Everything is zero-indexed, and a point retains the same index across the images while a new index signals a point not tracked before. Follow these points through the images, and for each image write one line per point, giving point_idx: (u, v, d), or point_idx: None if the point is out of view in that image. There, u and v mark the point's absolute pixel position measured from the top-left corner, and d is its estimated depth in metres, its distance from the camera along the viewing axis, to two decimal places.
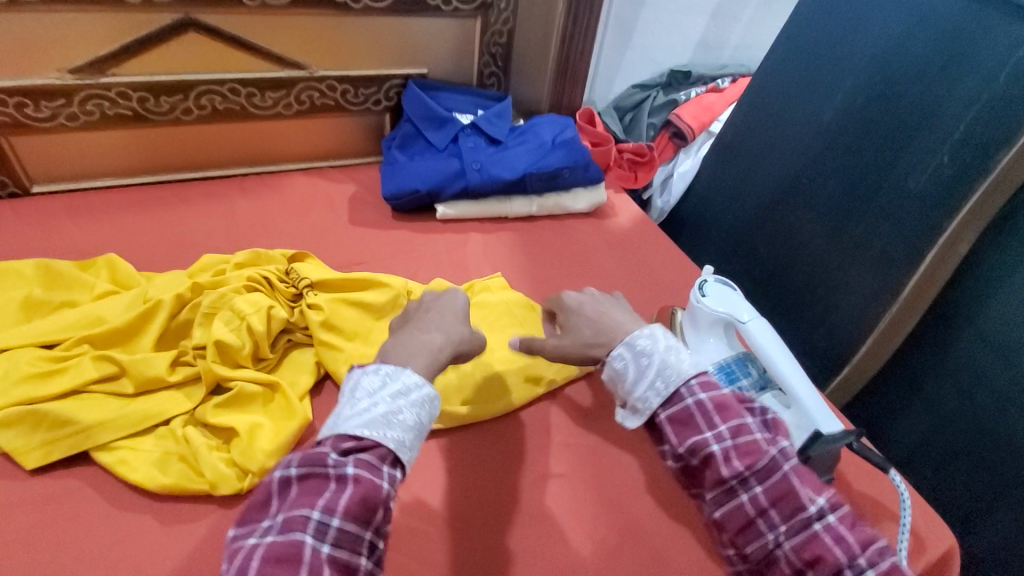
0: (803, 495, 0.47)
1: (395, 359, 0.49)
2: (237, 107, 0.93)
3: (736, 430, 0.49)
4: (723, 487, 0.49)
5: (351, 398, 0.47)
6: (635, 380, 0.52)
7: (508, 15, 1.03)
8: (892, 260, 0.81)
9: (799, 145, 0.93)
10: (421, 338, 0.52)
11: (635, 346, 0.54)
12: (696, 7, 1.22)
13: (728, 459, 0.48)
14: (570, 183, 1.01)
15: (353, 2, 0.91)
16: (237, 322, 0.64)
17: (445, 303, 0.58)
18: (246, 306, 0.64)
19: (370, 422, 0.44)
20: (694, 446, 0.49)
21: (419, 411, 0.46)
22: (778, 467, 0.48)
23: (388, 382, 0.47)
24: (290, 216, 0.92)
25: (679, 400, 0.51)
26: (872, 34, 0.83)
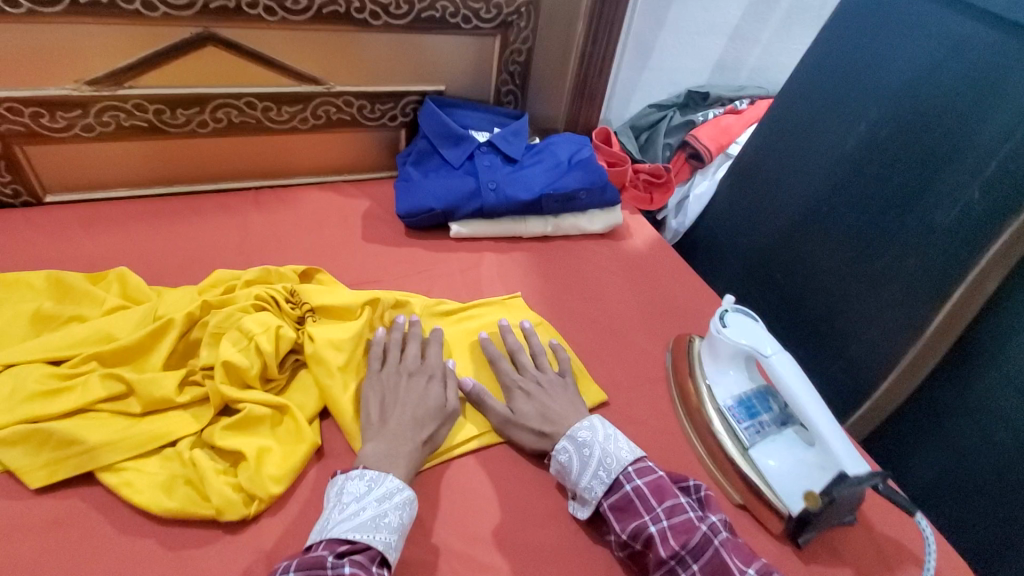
0: (733, 566, 0.51)
1: (377, 465, 0.56)
2: (253, 120, 0.93)
3: (671, 511, 0.55)
4: (664, 568, 0.53)
5: (338, 502, 0.53)
6: (578, 472, 0.60)
7: (528, 33, 1.02)
8: (917, 295, 0.79)
9: (822, 172, 0.92)
10: (399, 445, 0.58)
11: (576, 439, 0.61)
12: (715, 28, 1.21)
13: (665, 539, 0.53)
14: (587, 205, 1.00)
15: (373, 19, 0.91)
16: (246, 343, 0.63)
17: (418, 399, 0.63)
18: (254, 326, 0.63)
19: (360, 525, 0.51)
20: (634, 530, 0.55)
21: (401, 512, 0.53)
22: (709, 542, 0.53)
23: (373, 487, 0.54)
24: (302, 231, 0.91)
25: (619, 487, 0.58)
26: (901, 63, 0.81)
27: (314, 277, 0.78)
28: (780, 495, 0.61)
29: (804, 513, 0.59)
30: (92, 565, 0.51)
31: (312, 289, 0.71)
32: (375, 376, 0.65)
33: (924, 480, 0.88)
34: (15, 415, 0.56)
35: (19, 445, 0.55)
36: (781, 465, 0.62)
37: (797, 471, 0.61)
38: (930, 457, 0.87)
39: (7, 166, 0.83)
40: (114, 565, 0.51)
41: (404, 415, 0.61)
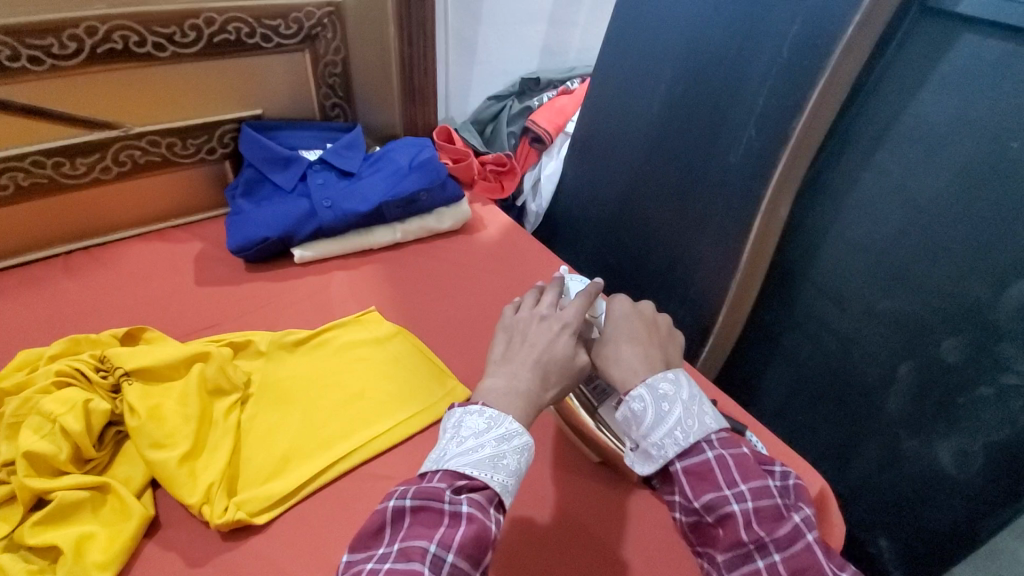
0: (829, 569, 0.45)
1: (498, 405, 0.49)
2: (46, 180, 0.84)
3: (758, 492, 0.47)
4: (739, 551, 0.46)
5: (457, 435, 0.48)
6: (652, 425, 0.51)
7: (338, 44, 1.01)
8: (731, 230, 0.86)
9: (639, 135, 0.98)
10: (504, 386, 0.51)
11: (656, 390, 0.52)
12: (533, 15, 1.25)
13: (749, 524, 0.46)
14: (431, 205, 1.00)
15: (157, 51, 0.85)
16: (48, 427, 0.57)
17: (546, 341, 0.54)
18: (56, 407, 0.57)
19: (477, 463, 0.46)
20: (712, 504, 0.48)
21: (521, 457, 0.47)
22: (802, 535, 0.46)
23: (493, 426, 0.48)
24: (125, 289, 0.84)
25: (700, 451, 0.50)
26: (679, 22, 0.88)
27: (141, 336, 0.71)
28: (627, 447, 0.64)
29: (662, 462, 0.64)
30: None
31: (127, 351, 0.65)
32: (511, 322, 0.58)
33: (777, 397, 0.97)
34: None
35: None
36: None
37: None
38: (777, 375, 0.96)
39: None
40: None
41: (531, 353, 0.53)
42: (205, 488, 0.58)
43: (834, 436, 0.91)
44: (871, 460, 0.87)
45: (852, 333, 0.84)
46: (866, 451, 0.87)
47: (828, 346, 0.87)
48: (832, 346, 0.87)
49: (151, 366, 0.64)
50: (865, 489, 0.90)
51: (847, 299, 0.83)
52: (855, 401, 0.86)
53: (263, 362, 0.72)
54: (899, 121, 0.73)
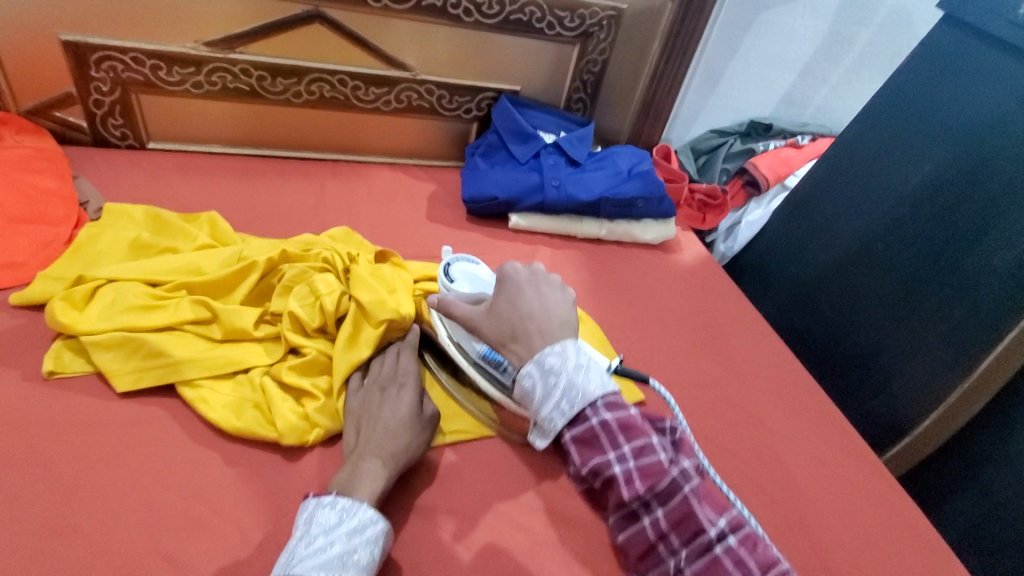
0: (701, 518, 0.52)
1: (349, 488, 0.52)
2: (342, 97, 1.00)
3: (638, 451, 0.54)
4: (626, 509, 0.56)
5: (306, 534, 0.48)
6: (541, 401, 0.57)
7: (605, 45, 1.08)
8: (968, 336, 0.80)
9: (880, 208, 0.93)
10: (366, 463, 0.55)
11: (543, 364, 0.57)
12: (786, 63, 1.25)
13: (629, 481, 0.54)
14: (642, 213, 1.03)
15: (465, 16, 0.97)
16: (312, 299, 0.67)
17: (390, 416, 0.59)
18: (322, 287, 0.67)
19: (327, 563, 0.46)
20: (596, 467, 0.55)
21: (373, 550, 0.49)
22: (679, 489, 0.53)
23: (345, 519, 0.49)
24: (373, 205, 0.96)
25: (584, 420, 0.56)
26: (970, 107, 0.83)
27: (387, 260, 0.79)
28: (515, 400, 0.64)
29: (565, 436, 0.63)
30: (166, 466, 0.55)
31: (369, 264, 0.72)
32: (358, 400, 0.61)
33: (956, 525, 0.87)
34: (113, 323, 0.61)
35: (111, 350, 0.60)
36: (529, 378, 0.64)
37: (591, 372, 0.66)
38: (961, 502, 0.86)
39: (120, 109, 0.91)
40: (182, 469, 0.55)
41: (376, 432, 0.57)
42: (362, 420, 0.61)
43: None
44: None
45: None
46: None
47: None
48: None
49: (364, 295, 0.65)
50: None
51: None
52: None
53: None
54: None
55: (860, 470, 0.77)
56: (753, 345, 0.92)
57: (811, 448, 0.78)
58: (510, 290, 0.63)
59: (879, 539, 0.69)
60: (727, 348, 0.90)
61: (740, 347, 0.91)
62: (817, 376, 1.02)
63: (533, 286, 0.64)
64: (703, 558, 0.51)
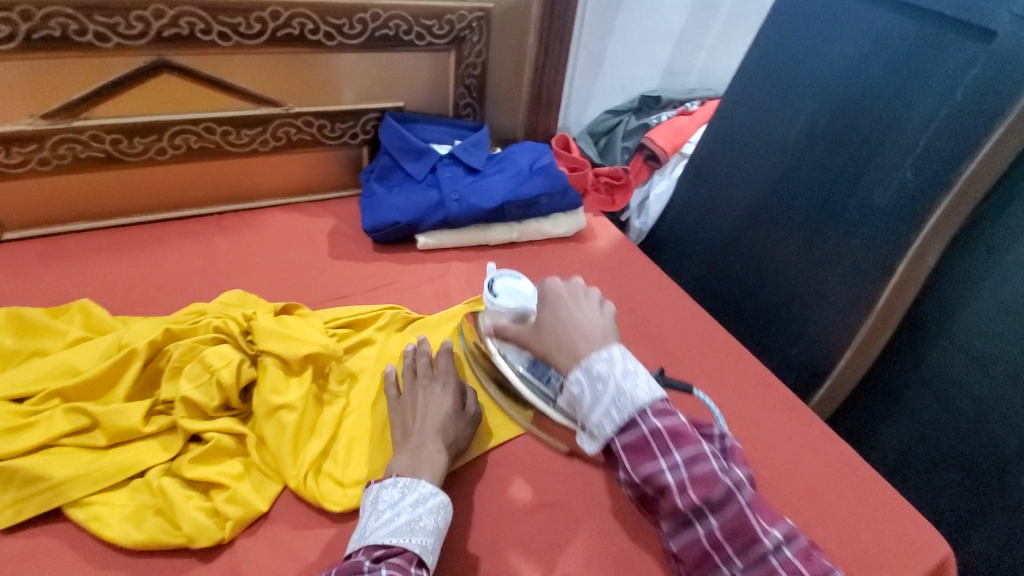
0: (757, 528, 0.50)
1: (407, 470, 0.55)
2: (213, 145, 0.93)
3: (692, 460, 0.52)
4: (678, 518, 0.52)
5: (374, 511, 0.52)
6: (591, 407, 0.56)
7: (481, 47, 1.06)
8: (864, 273, 0.84)
9: (768, 163, 0.96)
10: (422, 449, 0.58)
11: (592, 371, 0.57)
12: (661, 36, 1.27)
13: (683, 490, 0.52)
14: (549, 209, 1.02)
15: (327, 40, 0.93)
16: (206, 377, 0.62)
17: (435, 411, 0.62)
18: (215, 360, 0.62)
19: (396, 530, 0.50)
20: (649, 476, 0.53)
21: (437, 516, 0.53)
22: (732, 498, 0.51)
23: (406, 493, 0.53)
24: (268, 253, 0.91)
25: (635, 427, 0.54)
26: (833, 56, 0.86)
27: (293, 312, 0.75)
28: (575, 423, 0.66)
29: None
30: None
31: (270, 318, 0.68)
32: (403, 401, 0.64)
33: (889, 453, 0.92)
34: None
35: None
36: None
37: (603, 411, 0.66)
38: (891, 429, 0.91)
39: None
40: None
41: (425, 427, 0.60)
42: (308, 471, 0.59)
43: (953, 504, 0.85)
44: (994, 538, 0.81)
45: (994, 400, 0.78)
46: (993, 530, 0.81)
47: (960, 409, 0.82)
48: (965, 409, 0.82)
49: (278, 345, 0.65)
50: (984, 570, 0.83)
51: (990, 363, 0.78)
52: (974, 466, 0.81)
53: (385, 337, 0.76)
54: None
55: (795, 420, 0.79)
56: (678, 318, 0.93)
57: (747, 411, 0.79)
58: (552, 301, 0.65)
59: (826, 484, 0.71)
60: (653, 326, 0.91)
61: (665, 323, 0.92)
62: (741, 333, 1.05)
63: (573, 299, 0.66)
64: (757, 567, 0.49)
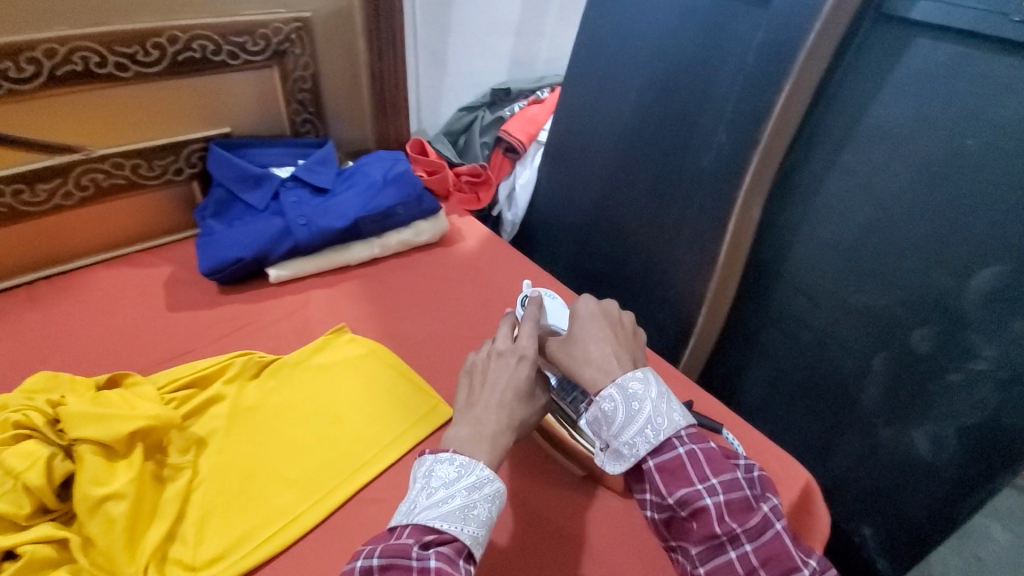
0: (795, 557, 0.48)
1: (468, 452, 0.52)
2: (4, 209, 0.80)
3: (728, 483, 0.50)
4: (712, 542, 0.50)
5: (426, 485, 0.50)
6: (623, 424, 0.53)
7: (306, 59, 0.99)
8: (706, 234, 0.89)
9: (610, 141, 0.99)
10: (480, 423, 0.54)
11: (626, 389, 0.54)
12: (499, 27, 1.27)
13: (722, 517, 0.49)
14: (407, 218, 0.99)
15: (120, 71, 0.82)
16: (7, 484, 0.53)
17: (507, 375, 0.58)
18: (16, 463, 0.53)
19: (448, 514, 0.48)
20: (685, 497, 0.51)
21: (490, 506, 0.49)
22: (770, 525, 0.50)
23: (464, 474, 0.50)
24: (90, 319, 0.80)
25: (670, 448, 0.53)
26: (646, 32, 0.90)
27: (124, 381, 0.66)
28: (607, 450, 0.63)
29: None
30: None
31: (87, 397, 0.59)
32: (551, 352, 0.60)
33: (758, 392, 1.00)
34: None
35: None
36: None
37: None
38: (756, 371, 1.00)
39: None
40: None
41: (493, 394, 0.56)
42: (149, 563, 0.54)
43: (815, 427, 0.94)
44: (850, 452, 0.91)
45: (830, 328, 0.87)
46: (850, 445, 0.90)
47: (806, 342, 0.91)
48: (809, 340, 0.90)
49: (95, 428, 0.56)
50: (847, 484, 0.93)
51: (820, 296, 0.87)
52: (824, 390, 0.91)
53: (236, 388, 0.70)
54: (863, 119, 0.77)
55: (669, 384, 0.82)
56: None
57: None
58: (584, 324, 0.61)
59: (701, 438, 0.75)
60: None
61: None
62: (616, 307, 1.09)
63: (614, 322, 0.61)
64: None
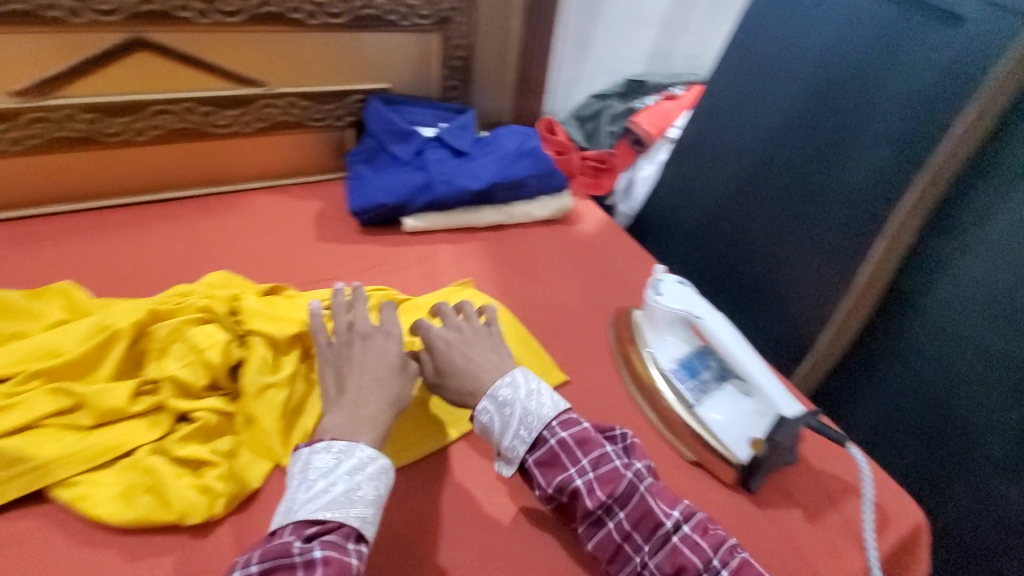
0: (660, 512, 0.55)
1: (347, 432, 0.54)
2: (193, 126, 0.91)
3: (598, 461, 0.57)
4: (592, 517, 0.56)
5: (304, 479, 0.51)
6: (502, 433, 0.59)
7: (467, 28, 1.04)
8: (843, 253, 0.86)
9: (749, 144, 0.97)
10: (355, 407, 0.56)
11: (497, 398, 0.60)
12: (647, 19, 1.27)
13: (593, 491, 0.56)
14: (536, 191, 1.03)
15: (309, 19, 0.91)
16: (193, 356, 0.61)
17: (372, 363, 0.60)
18: (202, 340, 0.61)
19: (333, 501, 0.49)
20: (561, 484, 0.57)
21: (377, 483, 0.52)
22: (636, 490, 0.57)
23: (343, 459, 0.52)
24: (252, 236, 0.90)
25: (545, 442, 0.58)
26: (810, 39, 0.88)
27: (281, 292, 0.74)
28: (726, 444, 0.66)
29: (752, 459, 0.64)
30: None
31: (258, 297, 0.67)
32: (438, 344, 0.64)
33: (864, 424, 0.97)
34: None
35: None
36: (725, 418, 0.66)
37: (741, 420, 0.65)
38: (866, 403, 0.96)
39: None
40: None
41: (358, 382, 0.58)
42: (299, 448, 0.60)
43: (924, 469, 0.90)
44: (960, 499, 0.87)
45: (961, 370, 0.83)
46: (960, 493, 0.87)
47: (930, 381, 0.87)
48: (935, 381, 0.87)
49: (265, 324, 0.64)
50: (953, 530, 0.90)
51: (958, 337, 0.83)
52: (942, 434, 0.87)
53: None
54: None
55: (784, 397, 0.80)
56: None
57: None
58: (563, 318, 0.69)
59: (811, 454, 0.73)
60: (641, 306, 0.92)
61: None
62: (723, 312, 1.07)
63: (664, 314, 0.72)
64: (664, 550, 0.54)
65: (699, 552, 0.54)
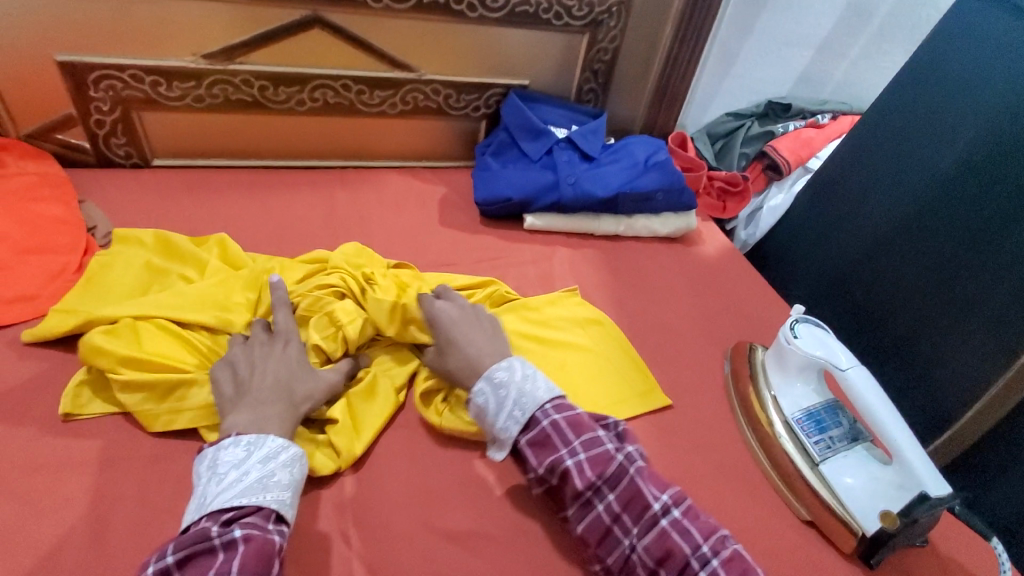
0: (647, 493, 0.53)
1: (255, 427, 0.53)
2: (347, 102, 0.97)
3: (587, 444, 0.55)
4: (580, 499, 0.54)
5: (213, 474, 0.50)
6: (495, 413, 0.58)
7: (616, 33, 1.04)
8: (1007, 325, 0.77)
9: (908, 190, 0.89)
10: (269, 407, 0.56)
11: (492, 379, 0.59)
12: (803, 40, 1.20)
13: (581, 471, 0.54)
14: (661, 207, 1.00)
15: (469, 11, 0.94)
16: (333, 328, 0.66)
17: (274, 366, 0.59)
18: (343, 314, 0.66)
19: (247, 488, 0.49)
20: (552, 464, 0.55)
21: (291, 469, 0.52)
22: (624, 472, 0.54)
23: (254, 450, 0.51)
24: (383, 212, 0.94)
25: (536, 424, 0.57)
26: (1002, 81, 0.77)
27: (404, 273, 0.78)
28: (852, 512, 0.61)
29: (879, 533, 0.59)
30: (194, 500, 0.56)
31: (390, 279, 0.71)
32: (443, 318, 0.66)
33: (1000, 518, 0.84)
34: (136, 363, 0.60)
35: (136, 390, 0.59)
36: (856, 483, 0.62)
37: (875, 490, 0.61)
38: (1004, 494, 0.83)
39: (122, 128, 0.89)
40: None
41: (263, 381, 0.58)
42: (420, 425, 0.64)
43: None
44: None
45: None
46: None
47: None
48: None
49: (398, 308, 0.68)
50: None
51: None
52: None
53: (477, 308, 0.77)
54: None
55: None
56: None
57: None
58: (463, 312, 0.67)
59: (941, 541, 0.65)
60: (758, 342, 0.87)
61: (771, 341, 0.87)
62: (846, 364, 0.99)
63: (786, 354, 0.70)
64: (651, 532, 0.51)
65: (686, 536, 0.51)
